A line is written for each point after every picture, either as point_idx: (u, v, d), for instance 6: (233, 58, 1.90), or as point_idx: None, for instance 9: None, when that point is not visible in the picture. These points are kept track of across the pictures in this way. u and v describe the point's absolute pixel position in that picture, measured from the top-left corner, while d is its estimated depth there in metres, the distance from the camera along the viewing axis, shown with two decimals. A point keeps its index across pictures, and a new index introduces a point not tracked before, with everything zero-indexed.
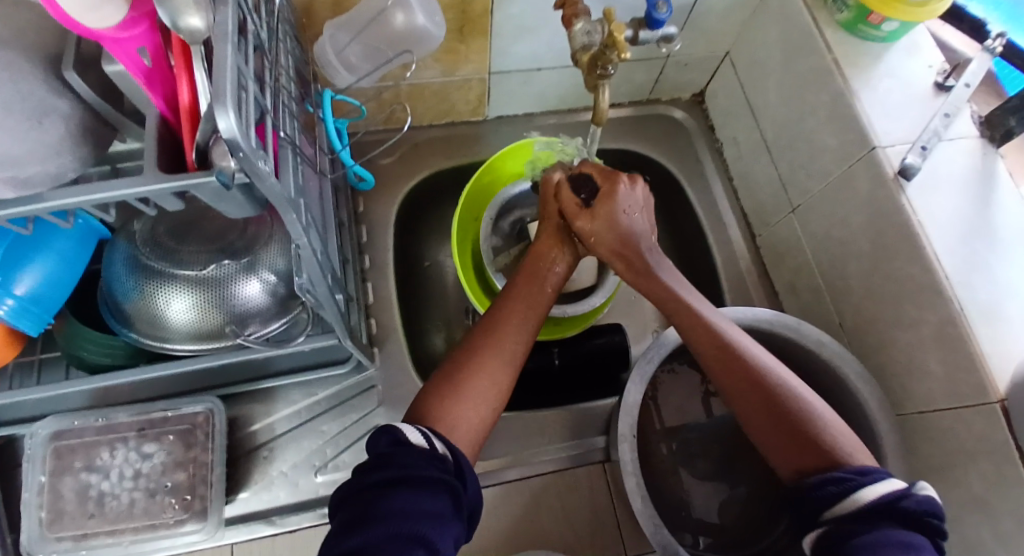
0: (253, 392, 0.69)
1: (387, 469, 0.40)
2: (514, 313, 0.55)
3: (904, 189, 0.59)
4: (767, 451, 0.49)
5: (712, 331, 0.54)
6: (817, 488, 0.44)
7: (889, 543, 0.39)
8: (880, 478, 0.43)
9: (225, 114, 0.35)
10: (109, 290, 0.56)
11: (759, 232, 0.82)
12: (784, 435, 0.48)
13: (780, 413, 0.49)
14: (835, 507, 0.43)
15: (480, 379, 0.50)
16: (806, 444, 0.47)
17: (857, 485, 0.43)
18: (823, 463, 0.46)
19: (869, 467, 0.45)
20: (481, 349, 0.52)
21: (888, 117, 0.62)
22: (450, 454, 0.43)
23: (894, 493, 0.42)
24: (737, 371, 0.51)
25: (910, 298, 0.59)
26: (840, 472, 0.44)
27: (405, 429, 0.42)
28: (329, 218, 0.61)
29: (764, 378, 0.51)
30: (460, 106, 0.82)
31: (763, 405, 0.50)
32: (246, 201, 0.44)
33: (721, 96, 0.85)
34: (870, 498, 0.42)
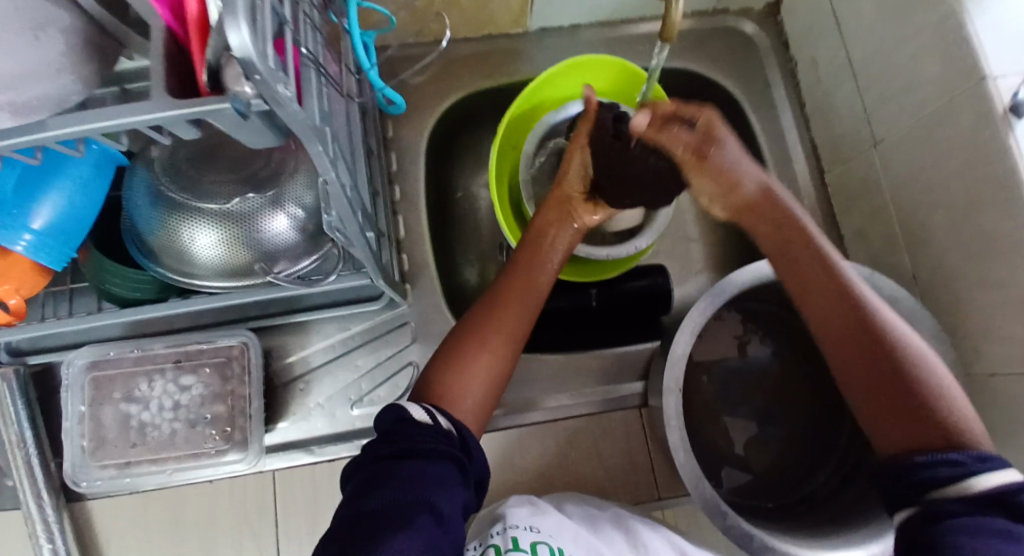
0: (284, 325, 0.68)
1: (397, 443, 0.39)
2: (519, 290, 0.54)
3: (1013, 130, 0.50)
4: (872, 424, 0.45)
5: (815, 253, 0.50)
6: (925, 468, 0.39)
7: (992, 531, 0.34)
8: (1001, 467, 0.37)
9: (236, 27, 0.29)
10: (131, 221, 0.54)
11: (830, 168, 0.74)
12: (891, 402, 0.44)
13: (893, 377, 0.44)
14: (943, 488, 0.38)
15: (483, 353, 0.50)
16: (913, 416, 0.43)
17: (973, 470, 0.37)
18: (934, 439, 0.41)
19: (990, 453, 0.39)
20: (483, 333, 0.51)
21: (1004, 41, 0.51)
22: (454, 429, 0.42)
23: (1010, 487, 0.36)
24: (848, 330, 0.47)
25: (1000, 255, 0.52)
26: (952, 454, 0.39)
27: (410, 406, 0.42)
28: (358, 147, 0.56)
29: (885, 339, 0.46)
30: (500, 16, 0.74)
31: (870, 368, 0.46)
32: (265, 127, 0.37)
33: (801, 7, 0.74)
34: (986, 485, 0.36)
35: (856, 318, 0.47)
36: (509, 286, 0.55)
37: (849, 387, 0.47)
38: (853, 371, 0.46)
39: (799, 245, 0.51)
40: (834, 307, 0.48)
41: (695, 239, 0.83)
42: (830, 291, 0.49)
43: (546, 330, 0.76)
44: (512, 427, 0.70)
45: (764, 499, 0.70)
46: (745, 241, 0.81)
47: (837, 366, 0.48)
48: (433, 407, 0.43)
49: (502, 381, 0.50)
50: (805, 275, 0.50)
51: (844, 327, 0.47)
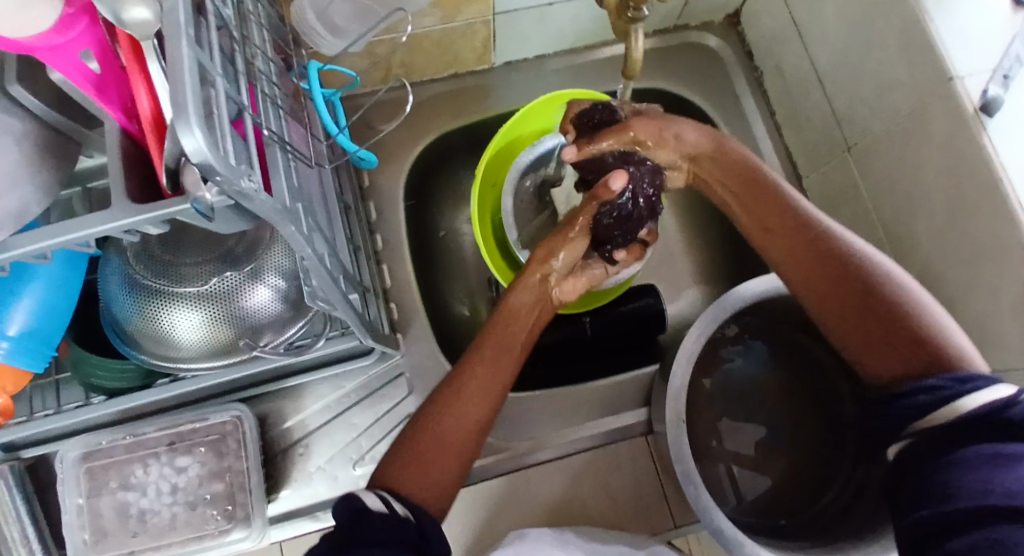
0: (278, 391, 0.66)
1: (353, 530, 0.38)
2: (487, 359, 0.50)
3: (986, 127, 0.50)
4: (860, 358, 0.45)
5: (778, 198, 0.50)
6: (905, 397, 0.40)
7: (984, 460, 0.35)
8: (986, 385, 0.37)
9: (190, 133, 0.29)
10: (108, 310, 0.52)
11: (807, 173, 0.74)
12: (874, 336, 0.44)
13: (874, 315, 0.44)
14: (927, 416, 0.38)
15: (438, 446, 0.46)
16: (899, 350, 0.42)
17: (953, 394, 0.37)
18: (923, 367, 0.41)
19: (973, 373, 0.38)
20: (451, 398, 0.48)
21: (968, 39, 0.52)
22: (412, 516, 0.41)
23: (997, 403, 0.35)
24: (832, 275, 0.46)
25: (989, 254, 0.52)
26: (933, 381, 0.39)
27: (364, 495, 0.40)
28: (334, 210, 0.55)
29: (863, 277, 0.45)
30: (465, 55, 0.73)
31: (852, 308, 0.45)
32: (237, 219, 0.37)
33: (761, 18, 0.74)
34: (971, 407, 0.36)
35: (832, 261, 0.46)
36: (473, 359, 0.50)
37: (840, 336, 0.46)
38: (830, 312, 0.46)
39: (760, 195, 0.51)
40: (800, 248, 0.48)
41: (683, 256, 0.83)
42: (799, 244, 0.48)
43: (545, 365, 0.76)
44: (517, 469, 0.69)
45: (779, 517, 0.69)
46: (732, 253, 0.81)
47: (828, 324, 0.47)
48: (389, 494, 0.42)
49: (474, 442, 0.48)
50: (771, 226, 0.50)
51: (821, 281, 0.47)
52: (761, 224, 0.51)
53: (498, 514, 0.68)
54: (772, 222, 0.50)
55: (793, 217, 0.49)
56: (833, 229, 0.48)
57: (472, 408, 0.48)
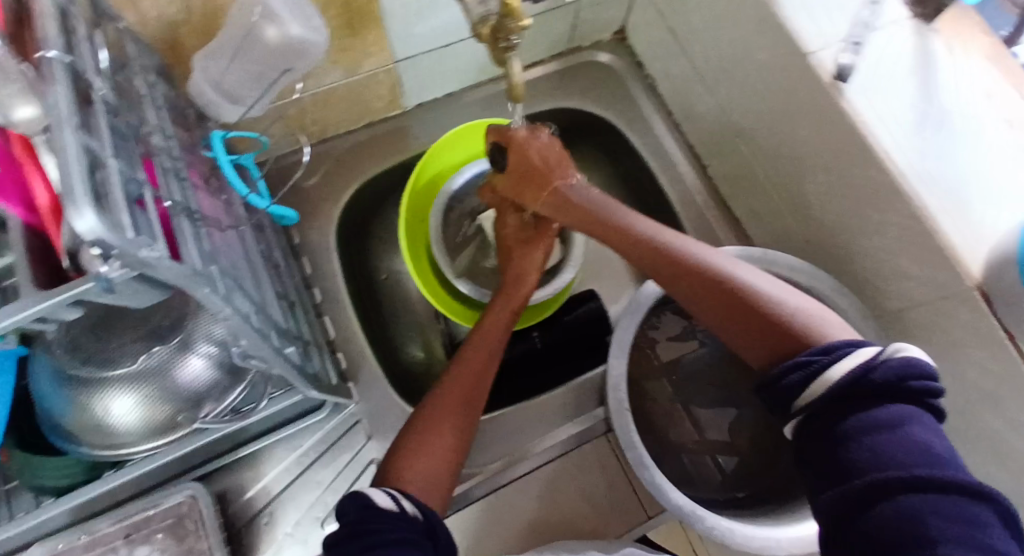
0: (235, 461, 0.65)
1: (365, 530, 0.41)
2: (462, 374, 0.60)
3: (844, 93, 0.56)
4: (738, 347, 0.47)
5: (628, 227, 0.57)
6: (783, 377, 0.41)
7: (870, 431, 0.37)
8: (847, 352, 0.39)
9: (79, 212, 0.30)
10: (41, 408, 0.52)
11: (710, 163, 0.79)
12: (741, 324, 0.46)
13: (739, 305, 0.47)
14: (803, 395, 0.40)
15: (435, 440, 0.53)
16: (766, 329, 0.45)
17: (823, 366, 0.40)
18: (786, 344, 0.43)
19: (837, 342, 0.41)
20: (436, 408, 0.56)
21: (815, 19, 0.58)
22: (419, 512, 0.45)
23: (860, 369, 0.38)
24: (696, 280, 0.50)
25: (875, 204, 0.57)
26: (804, 356, 0.41)
27: (373, 494, 0.45)
28: (259, 270, 0.56)
29: (716, 275, 0.49)
30: (374, 103, 0.76)
31: (715, 302, 0.48)
32: (146, 288, 0.38)
33: (643, 30, 0.80)
34: (838, 377, 0.38)
35: (687, 267, 0.51)
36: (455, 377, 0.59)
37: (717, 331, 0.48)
38: (705, 311, 0.49)
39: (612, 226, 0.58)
40: (662, 262, 0.53)
41: (617, 259, 0.86)
42: (659, 256, 0.53)
43: (503, 385, 0.78)
44: (489, 493, 0.70)
45: (737, 488, 0.72)
46: None
47: (705, 320, 0.50)
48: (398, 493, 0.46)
49: (465, 439, 0.55)
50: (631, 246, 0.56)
51: (690, 285, 0.50)
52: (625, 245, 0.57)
53: (479, 542, 0.68)
54: (635, 246, 0.56)
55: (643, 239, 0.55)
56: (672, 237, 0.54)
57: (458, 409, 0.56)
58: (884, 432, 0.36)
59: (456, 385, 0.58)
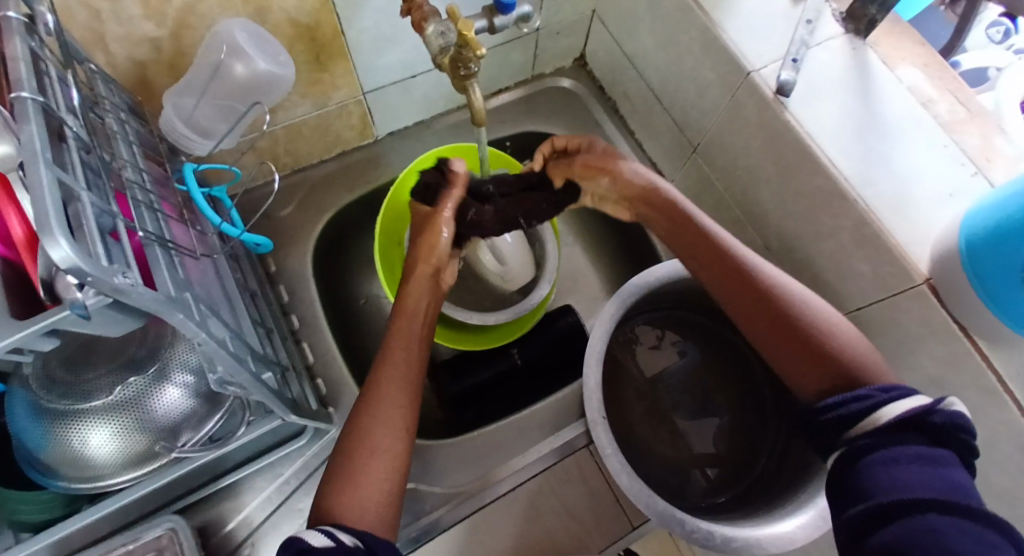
0: (216, 492, 0.65)
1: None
2: (386, 381, 0.53)
3: (786, 107, 0.59)
4: (786, 372, 0.51)
5: (697, 229, 0.58)
6: (835, 408, 0.44)
7: (911, 459, 0.39)
8: (904, 396, 0.42)
9: (54, 243, 0.31)
10: (20, 445, 0.52)
11: (672, 178, 0.82)
12: (801, 353, 0.50)
13: (801, 337, 0.50)
14: (856, 425, 0.43)
15: (371, 459, 0.48)
16: (828, 363, 0.48)
17: (879, 403, 0.43)
18: (841, 377, 0.47)
19: (894, 385, 0.44)
20: (366, 425, 0.50)
21: (756, 38, 0.62)
22: (359, 541, 0.41)
23: (919, 409, 0.41)
24: (764, 307, 0.52)
25: (823, 207, 0.60)
26: (862, 391, 0.44)
27: (309, 535, 0.41)
28: (235, 298, 0.57)
29: (786, 305, 0.52)
30: (345, 134, 0.79)
31: (780, 329, 0.51)
32: (122, 315, 0.39)
33: (601, 55, 0.84)
34: (895, 413, 0.41)
35: (757, 289, 0.53)
36: (379, 385, 0.53)
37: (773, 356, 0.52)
38: (765, 337, 0.52)
39: (688, 226, 0.59)
40: (724, 274, 0.55)
41: (590, 274, 0.89)
42: (731, 271, 0.55)
43: (483, 403, 0.79)
44: (474, 511, 0.70)
45: (717, 494, 0.73)
46: (632, 262, 0.88)
47: (761, 346, 0.53)
48: (335, 527, 0.42)
49: (404, 454, 0.50)
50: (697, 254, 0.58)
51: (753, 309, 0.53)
52: (691, 256, 0.58)
53: None
54: (702, 251, 0.57)
55: (713, 245, 0.57)
56: (737, 249, 0.56)
57: (390, 415, 0.51)
58: (926, 465, 0.39)
59: (382, 394, 0.52)
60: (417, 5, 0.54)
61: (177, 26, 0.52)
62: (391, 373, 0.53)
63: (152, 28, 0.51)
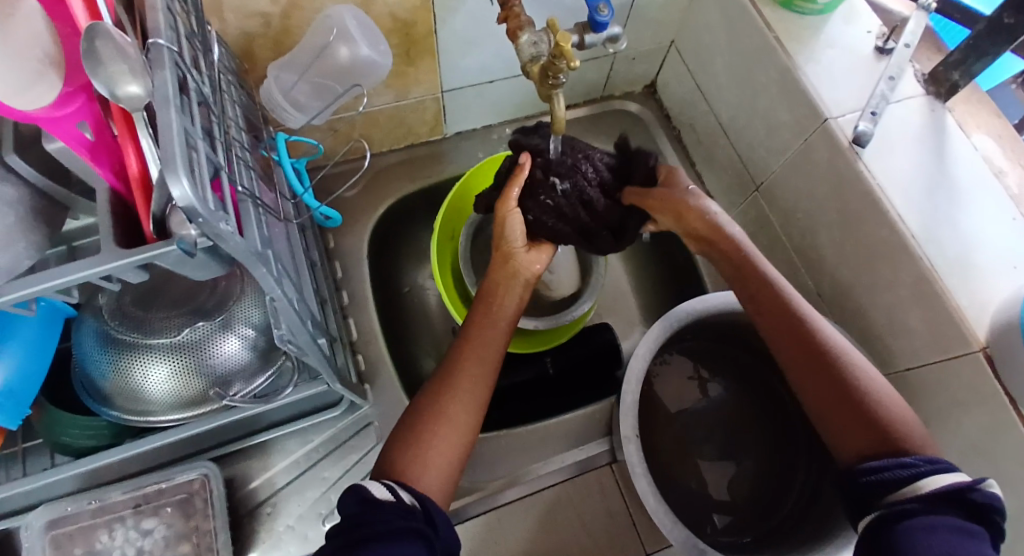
0: (247, 449, 0.68)
1: (361, 524, 0.39)
2: (470, 357, 0.54)
3: (860, 156, 0.60)
4: (829, 435, 0.49)
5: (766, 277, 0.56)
6: (880, 471, 0.44)
7: (950, 530, 0.38)
8: (947, 470, 0.41)
9: (178, 181, 0.33)
10: (81, 370, 0.55)
11: (728, 213, 0.83)
12: (847, 418, 0.48)
13: (849, 398, 0.49)
14: (897, 490, 0.42)
15: (441, 428, 0.50)
16: (870, 428, 0.47)
17: (920, 472, 0.42)
18: (883, 447, 0.46)
19: (938, 458, 0.44)
20: (441, 396, 0.51)
21: (836, 88, 0.63)
22: (418, 502, 0.43)
23: (960, 484, 0.40)
24: (819, 364, 0.51)
25: (884, 260, 0.60)
26: (907, 459, 0.43)
27: (371, 486, 0.42)
28: (301, 264, 0.60)
29: (837, 366, 0.51)
30: (418, 127, 0.82)
31: (829, 388, 0.50)
32: (210, 261, 0.41)
33: (673, 85, 0.86)
34: (935, 485, 0.40)
35: (813, 346, 0.52)
36: (463, 358, 0.54)
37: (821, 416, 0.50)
38: (812, 394, 0.51)
39: (753, 273, 0.57)
40: (788, 331, 0.53)
41: (631, 296, 0.90)
42: (788, 326, 0.54)
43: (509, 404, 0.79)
44: (490, 509, 0.71)
45: (742, 533, 0.73)
46: (675, 290, 0.88)
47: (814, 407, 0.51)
48: (396, 484, 0.44)
49: (472, 429, 0.51)
50: (766, 305, 0.55)
51: (813, 370, 0.51)
52: (757, 303, 0.56)
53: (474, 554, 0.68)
54: (767, 303, 0.55)
55: (778, 297, 0.55)
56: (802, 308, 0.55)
57: (467, 392, 0.52)
58: (963, 538, 0.38)
59: (466, 368, 0.54)
60: (515, 13, 0.56)
61: (290, 6, 0.56)
62: (478, 350, 0.55)
63: (266, 4, 0.54)
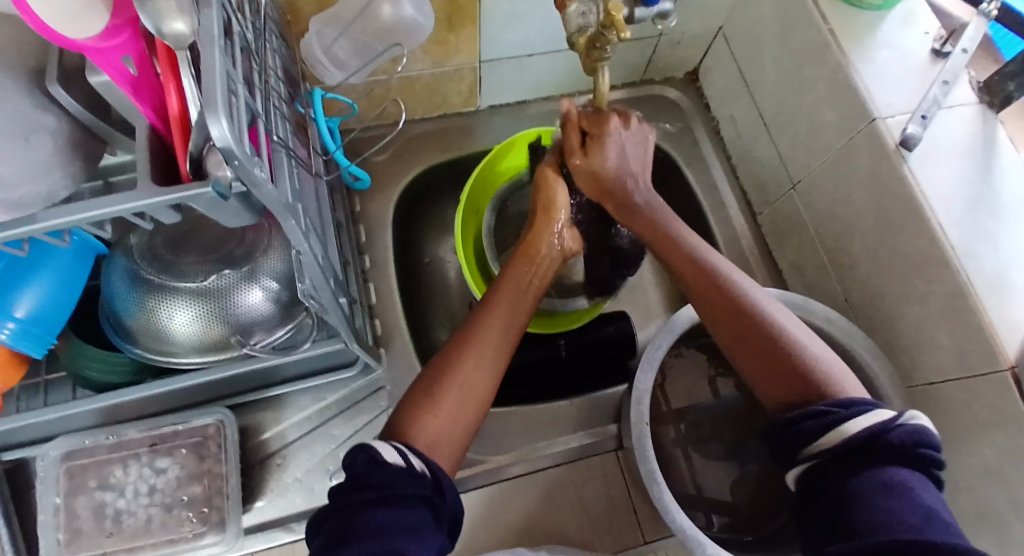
0: (262, 401, 0.69)
1: (369, 484, 0.39)
2: (484, 331, 0.54)
3: (906, 160, 0.58)
4: (755, 383, 0.48)
5: (690, 256, 0.56)
6: (798, 424, 0.42)
7: (879, 487, 0.37)
8: (863, 410, 0.40)
9: (218, 122, 0.33)
10: (109, 307, 0.56)
11: (760, 210, 0.82)
12: (773, 366, 0.47)
13: (769, 348, 0.48)
14: (818, 442, 0.41)
15: (457, 392, 0.49)
16: (791, 374, 0.46)
17: (839, 419, 0.41)
18: (808, 393, 0.44)
19: (853, 398, 0.42)
20: (450, 371, 0.51)
21: (887, 87, 0.61)
22: (427, 469, 0.43)
23: (877, 426, 0.39)
24: (734, 317, 0.50)
25: (919, 270, 0.58)
26: (822, 406, 0.42)
27: (380, 448, 0.42)
28: (327, 222, 0.60)
29: (752, 314, 0.50)
30: (452, 98, 0.81)
31: (746, 341, 0.49)
32: (242, 208, 0.42)
33: (716, 75, 0.84)
34: (854, 432, 0.39)
35: (724, 295, 0.52)
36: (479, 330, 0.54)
37: (744, 364, 0.49)
38: (737, 344, 0.49)
39: (673, 252, 0.57)
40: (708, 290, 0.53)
41: (653, 287, 0.89)
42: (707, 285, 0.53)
43: (519, 385, 0.80)
44: (493, 483, 0.71)
45: (743, 531, 0.72)
46: None
47: (738, 358, 0.50)
48: (406, 448, 0.44)
49: (485, 400, 0.51)
50: (693, 277, 0.55)
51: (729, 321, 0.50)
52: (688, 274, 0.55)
53: (473, 526, 0.69)
54: (686, 269, 0.55)
55: (699, 265, 0.55)
56: (726, 269, 0.54)
57: (489, 359, 0.52)
58: (889, 490, 0.37)
59: (480, 340, 0.53)
60: None
61: None
62: (494, 321, 0.55)
63: None
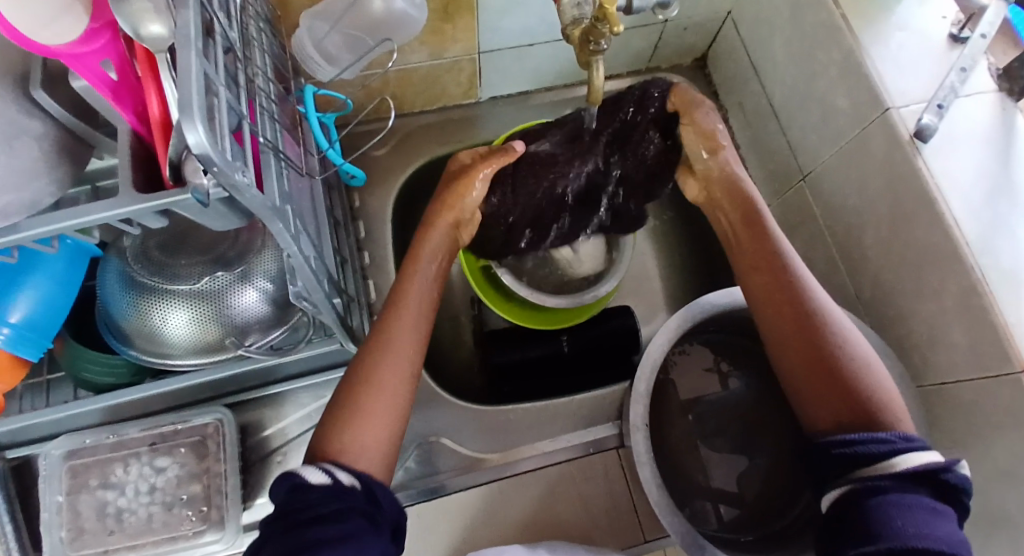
0: (262, 398, 0.69)
1: (297, 511, 0.39)
2: (400, 326, 0.52)
3: (920, 151, 0.56)
4: (804, 398, 0.49)
5: (768, 246, 0.54)
6: (855, 444, 0.42)
7: (923, 511, 0.38)
8: (922, 447, 0.41)
9: (194, 127, 0.31)
10: (104, 309, 0.56)
11: (769, 202, 0.80)
12: (824, 382, 0.47)
13: (823, 363, 0.48)
14: (871, 464, 0.41)
15: (377, 396, 0.47)
16: (845, 398, 0.46)
17: (901, 448, 0.41)
18: (857, 421, 0.45)
19: (910, 434, 0.42)
20: (371, 365, 0.49)
21: (901, 74, 0.59)
22: (356, 482, 0.42)
23: (936, 464, 0.40)
24: (792, 318, 0.50)
25: (932, 265, 0.56)
26: (882, 434, 0.42)
27: (303, 472, 0.41)
28: (322, 221, 0.59)
29: (814, 319, 0.50)
30: (451, 89, 0.79)
31: (803, 352, 0.49)
32: (229, 212, 0.41)
33: (725, 62, 0.81)
34: (912, 464, 0.40)
35: (787, 301, 0.51)
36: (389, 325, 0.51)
37: (788, 373, 0.50)
38: (792, 352, 0.50)
39: (751, 238, 0.56)
40: (779, 297, 0.52)
41: (658, 279, 0.87)
42: (774, 288, 0.52)
43: (523, 379, 0.78)
44: (495, 480, 0.71)
45: (742, 532, 0.70)
46: (702, 278, 0.86)
47: (789, 373, 0.50)
48: (332, 464, 0.43)
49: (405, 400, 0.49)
50: (760, 277, 0.54)
51: (795, 325, 0.50)
52: (756, 270, 0.54)
53: (474, 524, 0.69)
54: (760, 260, 0.54)
55: (775, 265, 0.53)
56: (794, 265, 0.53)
57: (402, 361, 0.50)
58: (932, 517, 0.38)
59: (397, 338, 0.51)
60: None
61: None
62: (405, 322, 0.52)
63: None
